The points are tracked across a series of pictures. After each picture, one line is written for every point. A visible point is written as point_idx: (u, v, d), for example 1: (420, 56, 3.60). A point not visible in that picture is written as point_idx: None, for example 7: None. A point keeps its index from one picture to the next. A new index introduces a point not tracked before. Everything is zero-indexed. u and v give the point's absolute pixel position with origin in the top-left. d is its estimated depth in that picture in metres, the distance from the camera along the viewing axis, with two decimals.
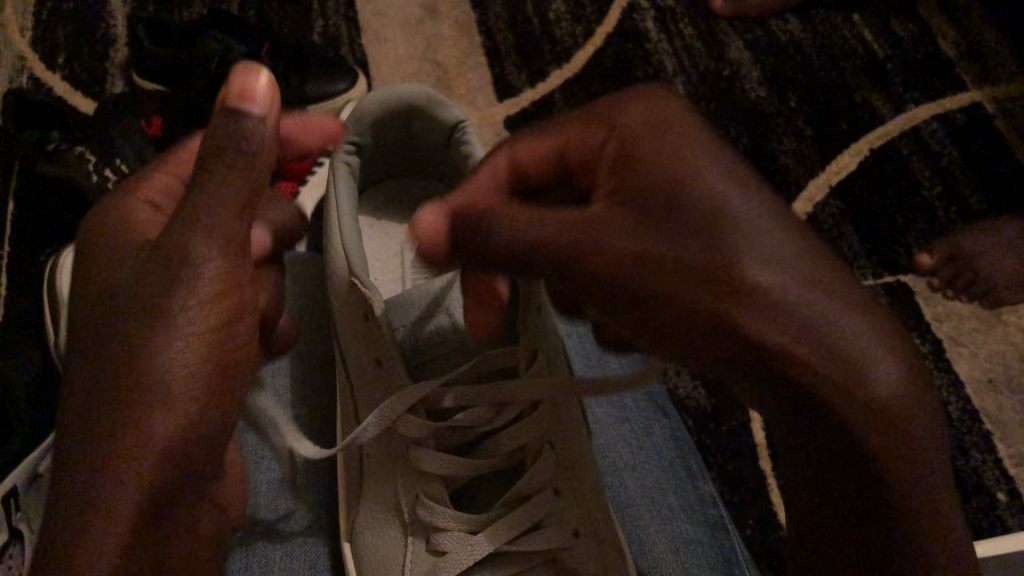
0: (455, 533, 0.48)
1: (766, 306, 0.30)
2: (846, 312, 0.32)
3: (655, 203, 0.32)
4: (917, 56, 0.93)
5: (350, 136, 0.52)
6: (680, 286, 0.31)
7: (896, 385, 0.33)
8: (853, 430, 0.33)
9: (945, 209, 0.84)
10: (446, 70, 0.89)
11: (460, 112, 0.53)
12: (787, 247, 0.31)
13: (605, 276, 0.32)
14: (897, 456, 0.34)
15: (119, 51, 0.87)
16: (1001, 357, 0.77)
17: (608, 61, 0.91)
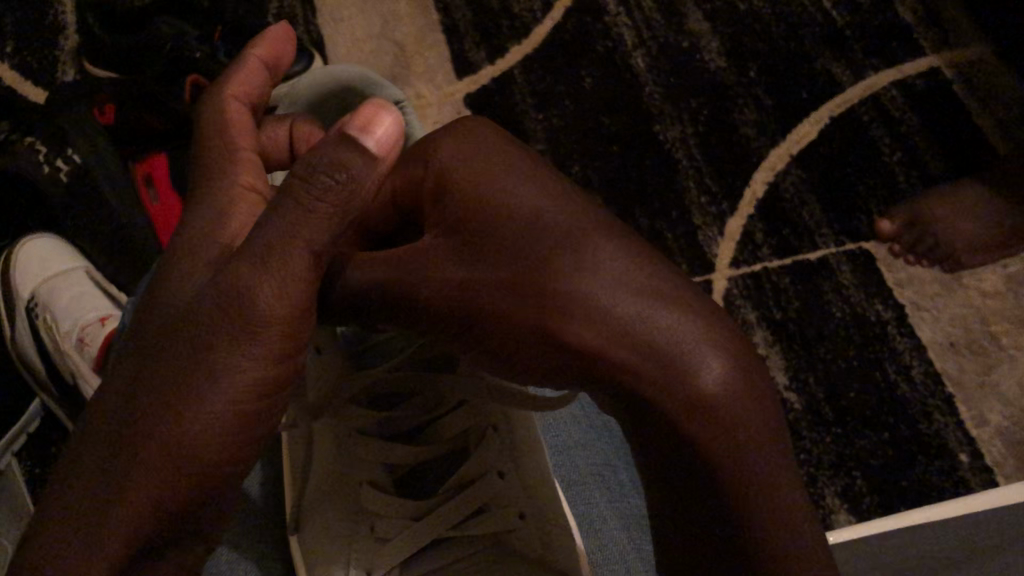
0: (398, 519, 0.49)
1: (561, 308, 0.31)
2: (662, 309, 0.31)
3: (473, 226, 0.33)
4: (875, 23, 0.93)
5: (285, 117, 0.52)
6: (485, 290, 0.32)
7: (728, 382, 0.30)
8: (690, 435, 0.30)
9: (905, 175, 0.85)
10: (404, 49, 0.89)
11: (396, 92, 0.54)
12: (591, 245, 0.32)
13: (423, 290, 0.34)
14: (753, 460, 0.30)
15: (69, 37, 0.86)
16: (962, 320, 0.77)
17: (568, 36, 0.91)
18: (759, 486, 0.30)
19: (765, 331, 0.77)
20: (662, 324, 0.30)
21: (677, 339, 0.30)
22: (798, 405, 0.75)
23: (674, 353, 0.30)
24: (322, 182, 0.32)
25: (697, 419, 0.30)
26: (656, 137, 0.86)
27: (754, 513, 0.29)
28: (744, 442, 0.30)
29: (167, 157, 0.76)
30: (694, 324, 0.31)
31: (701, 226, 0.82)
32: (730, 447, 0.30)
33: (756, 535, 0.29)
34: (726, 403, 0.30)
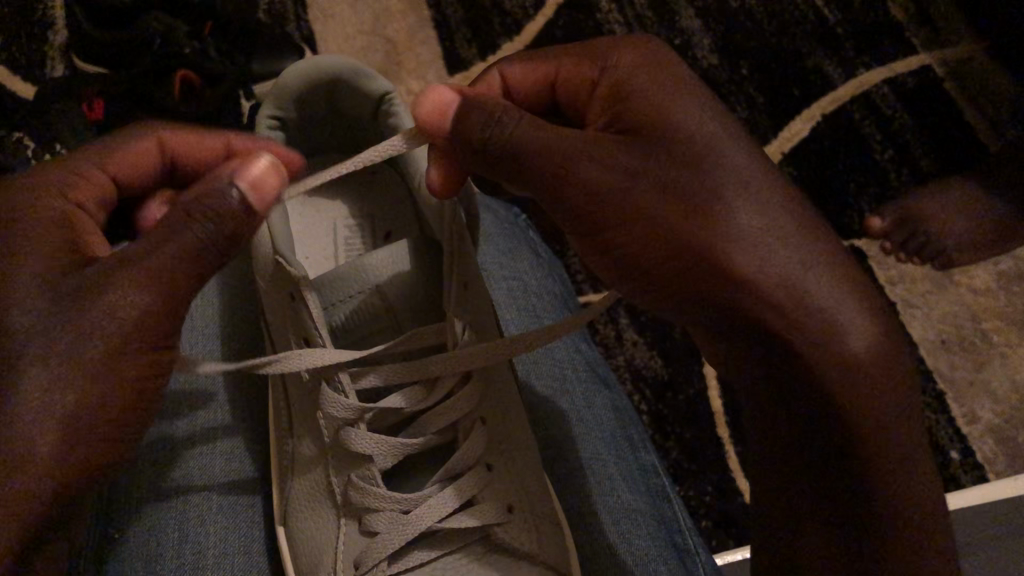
0: (387, 513, 0.47)
1: (750, 262, 0.39)
2: (809, 267, 0.40)
3: (658, 173, 0.40)
4: (867, 21, 0.93)
5: (271, 112, 0.51)
6: (676, 230, 0.39)
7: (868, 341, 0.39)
8: (827, 374, 0.39)
9: (896, 173, 0.85)
10: (395, 45, 0.88)
11: (386, 84, 0.51)
12: (764, 207, 0.40)
13: (617, 206, 0.39)
14: (877, 409, 0.39)
15: (58, 32, 0.85)
16: (952, 318, 0.77)
17: (560, 32, 0.90)
18: (872, 433, 0.39)
19: None
20: (814, 281, 0.39)
21: (823, 295, 0.39)
22: None
23: (818, 301, 0.39)
24: (206, 218, 0.37)
25: (841, 354, 0.39)
26: None
27: (872, 449, 0.39)
28: (878, 380, 0.39)
29: None
30: (839, 281, 0.40)
31: None
32: (859, 391, 0.39)
33: (870, 457, 0.39)
34: (859, 345, 0.39)
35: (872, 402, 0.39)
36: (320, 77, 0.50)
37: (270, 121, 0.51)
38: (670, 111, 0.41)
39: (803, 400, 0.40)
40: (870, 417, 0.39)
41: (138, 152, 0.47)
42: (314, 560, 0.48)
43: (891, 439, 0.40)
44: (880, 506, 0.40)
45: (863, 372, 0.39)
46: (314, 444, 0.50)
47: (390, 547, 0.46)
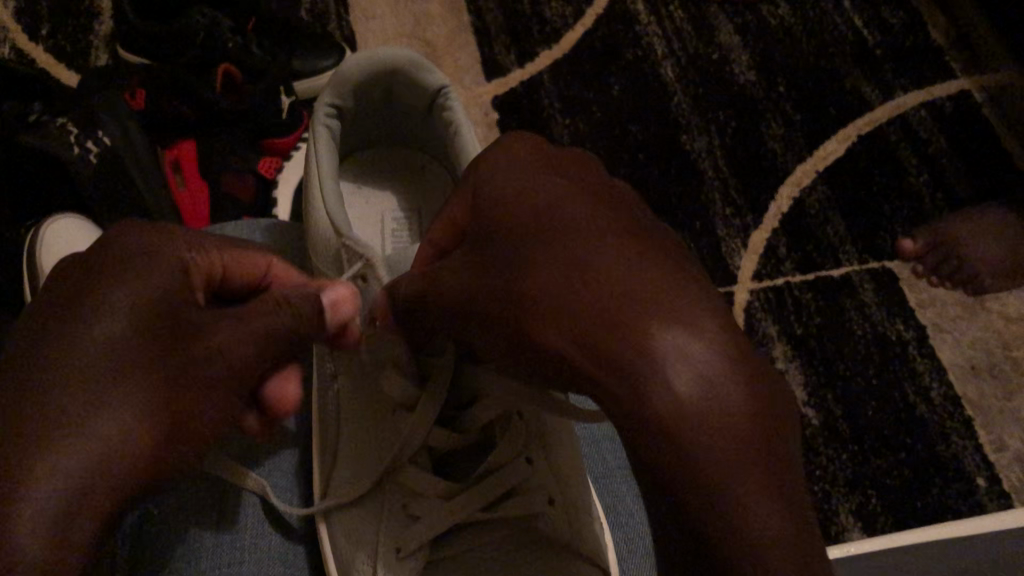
0: (437, 496, 0.49)
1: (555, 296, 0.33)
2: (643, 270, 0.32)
3: (511, 238, 0.36)
4: (906, 44, 0.93)
5: (329, 100, 0.51)
6: (529, 291, 0.34)
7: (687, 384, 0.29)
8: (649, 403, 0.30)
9: (931, 197, 0.85)
10: (434, 48, 0.89)
11: (442, 78, 0.51)
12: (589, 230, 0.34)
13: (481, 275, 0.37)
14: (729, 451, 0.29)
15: (104, 24, 0.87)
16: (983, 345, 0.77)
17: (598, 43, 0.91)
18: (710, 470, 0.28)
19: (784, 346, 0.75)
20: (627, 291, 0.32)
21: (627, 286, 0.32)
22: (816, 421, 0.73)
23: (624, 315, 0.31)
24: (293, 311, 0.41)
25: (664, 374, 0.30)
26: (682, 146, 0.86)
27: (711, 476, 0.28)
28: (706, 389, 0.29)
29: (195, 146, 0.75)
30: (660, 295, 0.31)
31: (724, 237, 0.81)
32: (664, 408, 0.29)
33: (707, 489, 0.28)
34: (698, 363, 0.30)
35: (715, 438, 0.29)
36: (379, 67, 0.50)
37: (330, 112, 0.51)
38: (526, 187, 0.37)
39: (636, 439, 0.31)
40: (706, 454, 0.29)
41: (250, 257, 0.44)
42: (354, 544, 0.49)
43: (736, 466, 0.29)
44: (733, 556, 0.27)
45: (705, 396, 0.29)
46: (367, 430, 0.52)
47: (434, 529, 0.48)
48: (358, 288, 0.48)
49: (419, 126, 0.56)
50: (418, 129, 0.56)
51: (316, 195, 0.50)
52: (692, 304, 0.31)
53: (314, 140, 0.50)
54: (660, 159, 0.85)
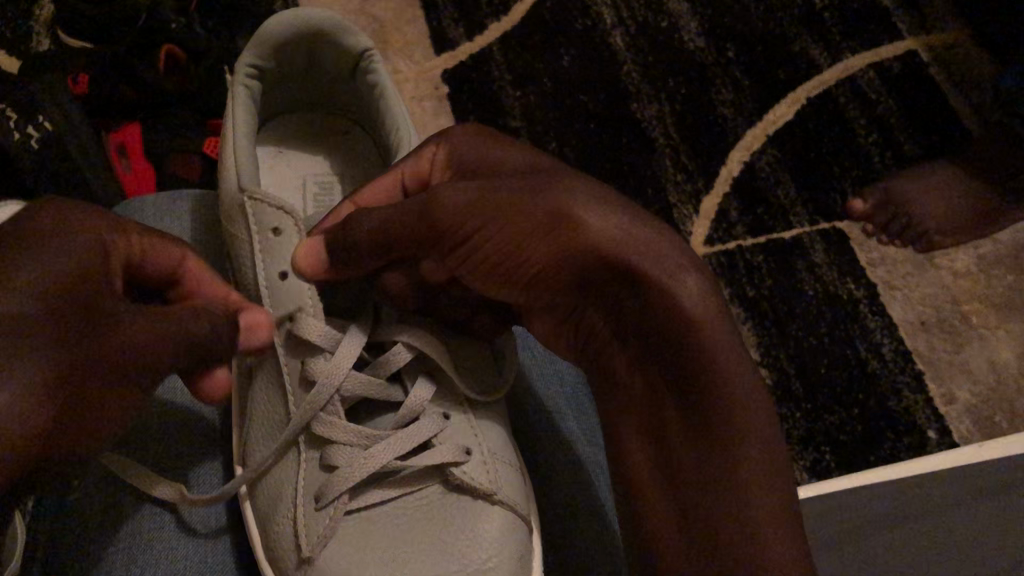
0: (350, 450, 0.47)
1: (598, 229, 0.42)
2: (639, 223, 0.42)
3: (525, 187, 0.44)
4: (853, 6, 0.94)
5: (251, 60, 0.50)
6: (558, 228, 0.42)
7: (698, 287, 0.40)
8: (683, 322, 0.39)
9: (879, 157, 0.85)
10: (381, 23, 0.88)
11: (365, 40, 0.52)
12: (586, 189, 0.44)
13: (494, 205, 0.43)
14: (723, 353, 0.38)
15: (44, 9, 0.85)
16: (933, 300, 0.78)
17: (547, 14, 0.91)
18: (721, 373, 0.38)
19: (737, 310, 0.76)
20: (643, 237, 0.41)
21: (642, 236, 0.41)
22: (769, 381, 0.73)
23: (647, 253, 0.41)
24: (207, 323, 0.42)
25: (682, 299, 0.39)
26: (633, 115, 0.86)
27: (719, 371, 0.38)
28: (713, 312, 0.39)
29: (141, 128, 0.75)
30: (664, 243, 0.41)
31: (676, 204, 0.81)
32: (691, 325, 0.39)
33: (715, 387, 0.38)
34: (702, 294, 0.40)
35: (723, 340, 0.39)
36: (302, 27, 0.50)
37: (250, 72, 0.51)
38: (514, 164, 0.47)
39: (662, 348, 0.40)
40: (716, 354, 0.38)
41: (170, 254, 0.45)
42: (270, 505, 0.47)
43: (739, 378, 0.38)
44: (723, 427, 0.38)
45: (716, 323, 0.39)
46: (268, 382, 0.50)
47: (355, 476, 0.46)
48: (268, 238, 0.49)
49: (343, 90, 0.56)
50: (342, 92, 0.56)
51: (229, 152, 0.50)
52: (683, 254, 0.41)
53: (233, 100, 0.50)
54: (612, 129, 0.85)
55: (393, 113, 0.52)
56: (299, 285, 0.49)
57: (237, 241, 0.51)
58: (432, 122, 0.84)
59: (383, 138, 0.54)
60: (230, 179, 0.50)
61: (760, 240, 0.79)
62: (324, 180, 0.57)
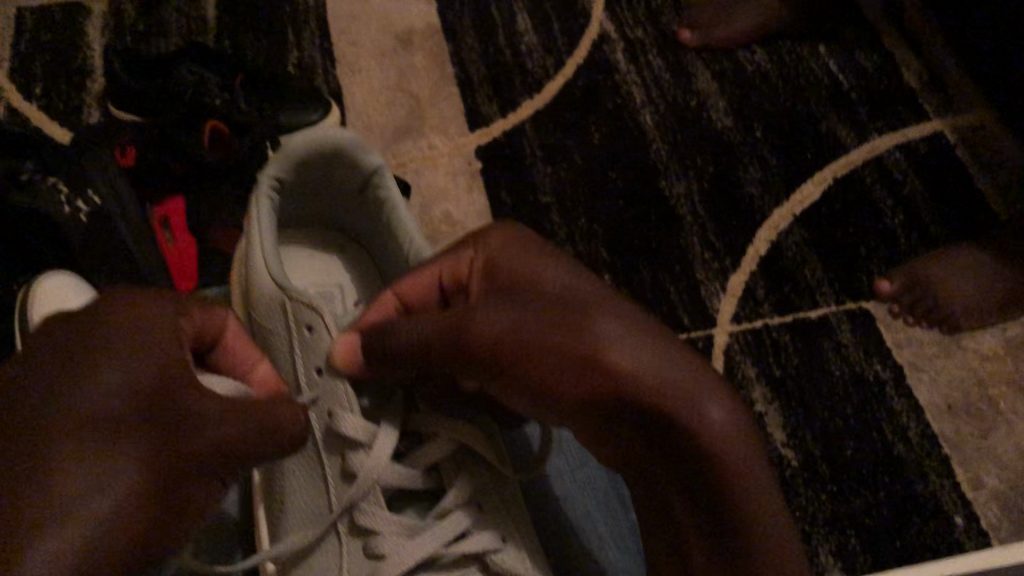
0: (391, 538, 0.52)
1: (628, 366, 0.45)
2: (660, 355, 0.46)
3: (554, 321, 0.47)
4: (880, 87, 0.96)
5: (273, 172, 0.54)
6: (590, 362, 0.46)
7: (729, 413, 0.45)
8: (707, 465, 0.44)
9: (906, 237, 0.86)
10: (418, 99, 0.91)
11: (377, 158, 0.55)
12: (615, 317, 0.47)
13: (523, 339, 0.47)
14: (743, 494, 0.43)
15: (96, 83, 0.89)
16: (960, 383, 0.78)
17: (578, 92, 0.93)
18: (740, 513, 0.43)
19: (763, 389, 0.77)
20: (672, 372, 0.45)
21: (667, 371, 0.45)
22: (794, 462, 0.74)
23: (674, 393, 0.45)
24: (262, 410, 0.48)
25: (705, 437, 0.44)
26: (662, 192, 0.88)
27: (738, 511, 0.43)
28: (737, 447, 0.44)
29: (184, 201, 0.78)
30: (687, 376, 0.45)
31: (704, 281, 0.82)
32: (716, 463, 0.43)
33: (736, 525, 0.43)
34: (724, 429, 0.44)
35: (742, 470, 0.44)
36: (322, 146, 0.53)
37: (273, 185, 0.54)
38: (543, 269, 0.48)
39: (689, 483, 0.44)
40: (735, 492, 0.43)
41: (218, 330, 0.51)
42: None
43: (758, 515, 0.43)
44: (744, 561, 0.43)
45: (736, 457, 0.44)
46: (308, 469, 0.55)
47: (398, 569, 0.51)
48: (306, 336, 0.52)
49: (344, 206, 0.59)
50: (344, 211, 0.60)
51: (258, 257, 0.53)
52: (708, 382, 0.45)
53: (256, 210, 0.53)
54: (642, 205, 0.87)
55: (401, 222, 0.55)
56: (334, 385, 0.52)
57: (274, 334, 0.54)
58: (465, 198, 0.86)
59: (387, 250, 0.58)
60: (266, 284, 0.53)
61: (786, 319, 0.80)
62: (328, 291, 0.60)
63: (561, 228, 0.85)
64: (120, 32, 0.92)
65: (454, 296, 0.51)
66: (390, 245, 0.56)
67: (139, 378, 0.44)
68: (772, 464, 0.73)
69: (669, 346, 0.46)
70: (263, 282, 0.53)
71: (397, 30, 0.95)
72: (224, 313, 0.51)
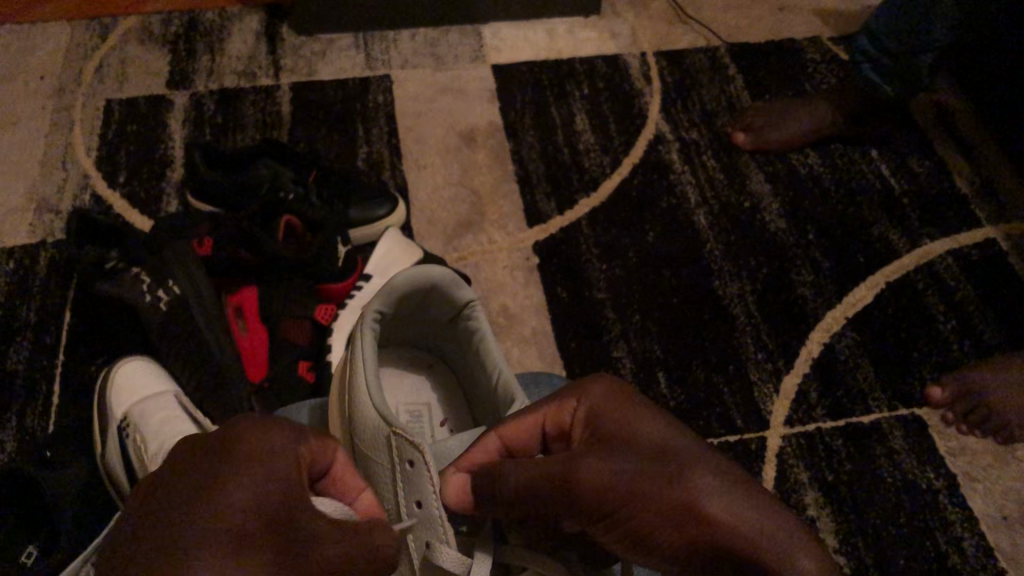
0: None
1: (727, 525, 0.39)
2: (758, 508, 0.40)
3: (644, 475, 0.42)
4: (933, 192, 0.97)
5: (378, 306, 0.57)
6: (682, 517, 0.40)
7: (825, 570, 0.38)
8: None
9: (960, 343, 0.87)
10: (479, 195, 0.94)
11: (470, 293, 0.57)
12: (710, 471, 0.41)
13: (603, 489, 0.42)
14: None
15: (175, 172, 0.93)
16: (1015, 495, 0.78)
17: (634, 191, 0.96)
18: None
19: (816, 493, 0.77)
20: (776, 535, 0.39)
21: (768, 533, 0.39)
22: (848, 569, 0.74)
23: (780, 556, 0.38)
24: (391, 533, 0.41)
25: None
26: (716, 292, 0.89)
27: None
28: None
29: (256, 291, 0.81)
30: (790, 538, 0.39)
31: (757, 381, 0.84)
32: None
33: None
34: None
35: None
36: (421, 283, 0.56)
37: (376, 317, 0.57)
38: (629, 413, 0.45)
39: None
40: None
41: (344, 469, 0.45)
42: None
43: None
44: None
45: None
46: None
47: None
48: (407, 470, 0.51)
49: (436, 330, 0.63)
50: (436, 335, 0.63)
51: (360, 384, 0.54)
52: (810, 547, 0.39)
53: (359, 339, 0.55)
54: (696, 304, 0.88)
55: (491, 356, 0.56)
56: (432, 514, 0.49)
57: (378, 462, 0.53)
58: (523, 291, 0.88)
59: (473, 376, 0.61)
60: (370, 413, 0.53)
61: (839, 424, 0.81)
62: (417, 408, 0.64)
63: (616, 323, 0.86)
64: (199, 123, 0.97)
65: (557, 442, 0.49)
66: (477, 372, 0.59)
67: (270, 467, 0.37)
68: None
69: (764, 500, 0.41)
70: (364, 410, 0.53)
71: (461, 128, 0.99)
72: (329, 441, 0.44)
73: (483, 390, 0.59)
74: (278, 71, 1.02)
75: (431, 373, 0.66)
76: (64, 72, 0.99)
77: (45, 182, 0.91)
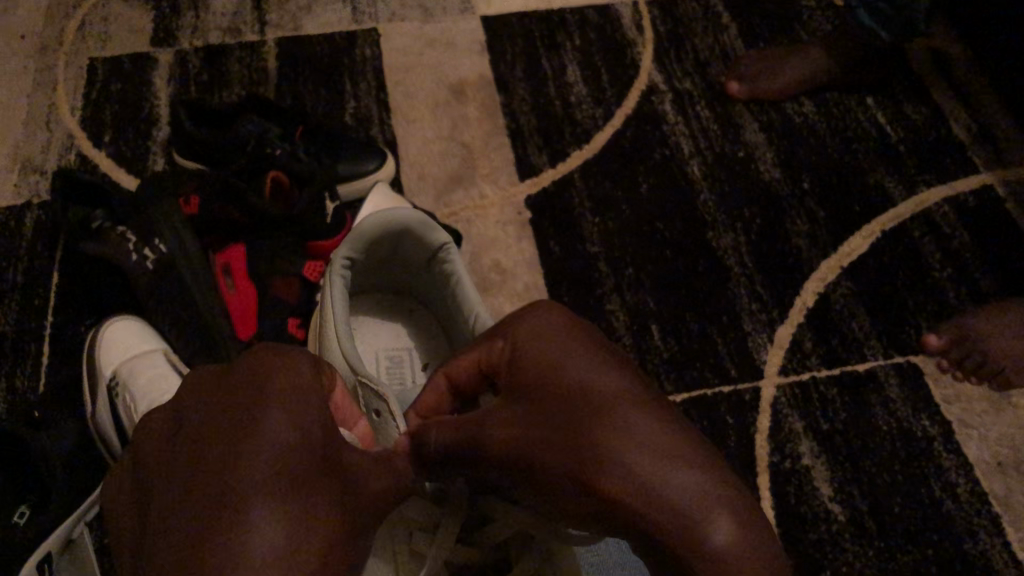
0: None
1: (626, 489, 0.34)
2: (668, 462, 0.34)
3: (554, 431, 0.37)
4: (930, 140, 0.96)
5: (349, 251, 0.56)
6: (586, 482, 0.35)
7: (739, 536, 0.32)
8: None
9: (955, 291, 0.86)
10: (469, 149, 0.93)
11: (444, 235, 0.57)
12: (628, 420, 0.36)
13: (516, 451, 0.38)
14: None
15: (161, 130, 0.92)
16: (1010, 441, 0.78)
17: (626, 143, 0.95)
18: None
19: (811, 443, 0.77)
20: (674, 492, 0.33)
21: (667, 494, 0.33)
22: (842, 517, 0.74)
23: (674, 524, 0.33)
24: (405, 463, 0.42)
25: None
26: (710, 243, 0.89)
27: None
28: None
29: (244, 248, 0.80)
30: (698, 497, 0.33)
31: (751, 332, 0.83)
32: None
33: None
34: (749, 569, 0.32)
35: None
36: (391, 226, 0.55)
37: (346, 262, 0.56)
38: (549, 351, 0.40)
39: None
40: None
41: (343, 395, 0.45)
42: None
43: None
44: None
45: None
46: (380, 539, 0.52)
47: None
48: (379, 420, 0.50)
49: (414, 274, 0.62)
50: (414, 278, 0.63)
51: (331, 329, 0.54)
52: (725, 508, 0.33)
53: (330, 286, 0.55)
54: (690, 256, 0.88)
55: (465, 299, 0.55)
56: None
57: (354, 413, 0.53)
58: (515, 245, 0.87)
59: (451, 320, 0.60)
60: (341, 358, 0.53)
61: (834, 373, 0.81)
62: (394, 353, 0.64)
63: (609, 276, 0.86)
64: (184, 81, 0.95)
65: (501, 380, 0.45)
66: (454, 315, 0.59)
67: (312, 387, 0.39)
68: (819, 519, 0.74)
69: (686, 448, 0.35)
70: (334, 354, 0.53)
71: (450, 81, 0.98)
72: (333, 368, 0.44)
73: (461, 334, 0.58)
74: (263, 25, 1.00)
75: (412, 318, 0.66)
76: (44, 31, 0.97)
77: (30, 143, 0.89)
